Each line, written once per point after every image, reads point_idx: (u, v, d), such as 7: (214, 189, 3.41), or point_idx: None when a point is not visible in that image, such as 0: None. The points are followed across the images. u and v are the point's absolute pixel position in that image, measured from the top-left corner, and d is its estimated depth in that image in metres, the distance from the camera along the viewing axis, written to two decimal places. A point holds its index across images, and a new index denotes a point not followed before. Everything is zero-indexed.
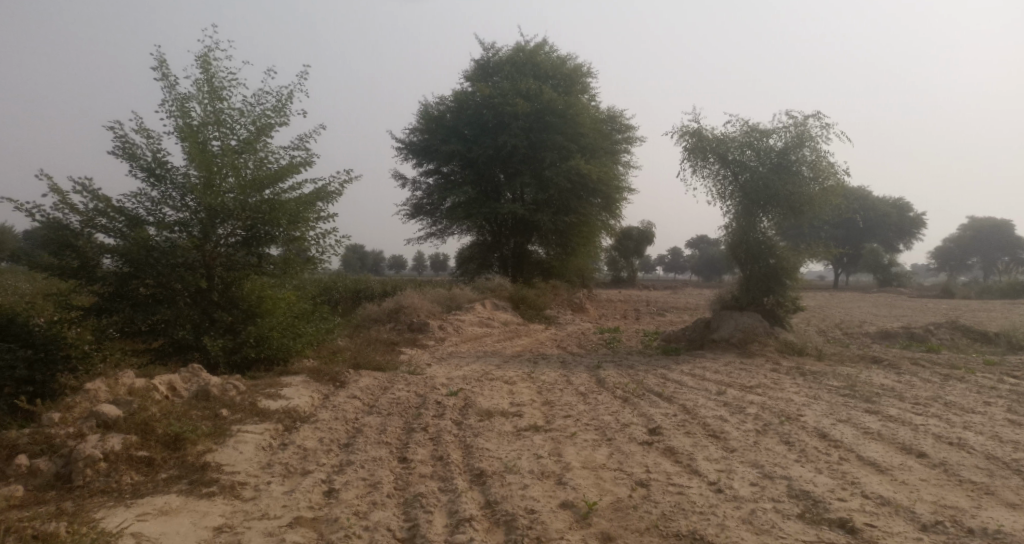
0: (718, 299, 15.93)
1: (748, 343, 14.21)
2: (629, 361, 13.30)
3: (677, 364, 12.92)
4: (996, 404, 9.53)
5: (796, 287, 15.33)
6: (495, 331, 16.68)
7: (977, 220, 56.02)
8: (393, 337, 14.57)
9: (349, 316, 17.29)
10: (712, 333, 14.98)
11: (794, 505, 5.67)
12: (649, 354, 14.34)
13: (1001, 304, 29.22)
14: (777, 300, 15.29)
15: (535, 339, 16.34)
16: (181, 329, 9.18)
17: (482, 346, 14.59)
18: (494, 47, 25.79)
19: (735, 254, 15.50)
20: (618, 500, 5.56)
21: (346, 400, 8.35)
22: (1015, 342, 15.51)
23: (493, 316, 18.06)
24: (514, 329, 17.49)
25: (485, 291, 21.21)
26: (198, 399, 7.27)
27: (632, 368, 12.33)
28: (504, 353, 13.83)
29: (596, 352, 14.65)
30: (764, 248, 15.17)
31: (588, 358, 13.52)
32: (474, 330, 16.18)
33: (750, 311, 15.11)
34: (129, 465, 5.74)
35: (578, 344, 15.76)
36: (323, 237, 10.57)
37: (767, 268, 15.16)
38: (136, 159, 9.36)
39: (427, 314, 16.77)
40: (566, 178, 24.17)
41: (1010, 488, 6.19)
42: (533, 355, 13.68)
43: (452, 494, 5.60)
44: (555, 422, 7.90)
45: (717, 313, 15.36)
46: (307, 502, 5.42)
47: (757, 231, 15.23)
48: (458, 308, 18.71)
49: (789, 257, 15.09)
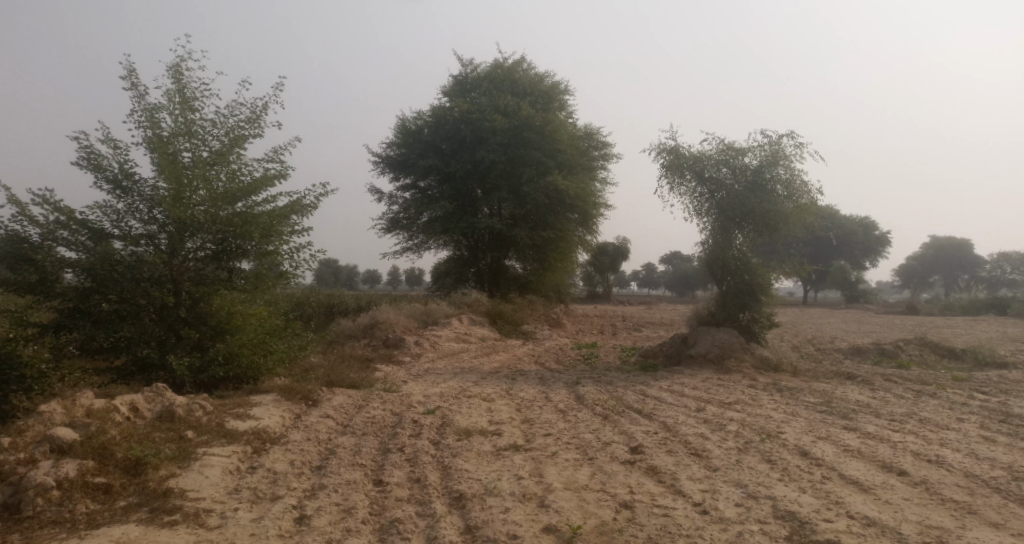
0: (694, 314, 15.92)
1: (725, 359, 14.14)
2: (605, 376, 13.15)
3: (656, 380, 12.80)
4: (969, 421, 9.52)
5: (772, 303, 15.34)
6: (471, 346, 16.47)
7: (939, 238, 57.05)
8: (367, 353, 14.28)
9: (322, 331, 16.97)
10: (688, 348, 14.91)
11: (780, 527, 5.53)
12: (628, 370, 14.22)
13: (962, 321, 29.62)
14: (754, 315, 15.25)
15: (513, 355, 16.15)
16: (146, 347, 8.85)
17: (458, 362, 14.37)
18: (471, 62, 25.75)
19: (712, 270, 15.49)
20: (602, 524, 5.37)
21: (319, 420, 8.08)
22: (983, 357, 15.65)
23: (469, 331, 17.85)
24: (491, 344, 17.27)
25: (461, 307, 21.00)
26: (162, 420, 6.98)
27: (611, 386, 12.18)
28: (480, 369, 13.61)
29: (574, 368, 14.49)
30: (740, 265, 15.17)
31: (567, 375, 13.34)
32: (450, 345, 15.94)
33: (726, 327, 15.06)
34: (85, 493, 5.43)
35: (556, 360, 15.59)
36: (297, 251, 10.31)
37: (744, 284, 15.14)
38: (101, 170, 9.05)
39: (402, 329, 16.53)
40: (543, 194, 24.10)
41: (993, 507, 6.11)
42: (511, 371, 13.51)
43: (430, 519, 5.38)
44: (535, 441, 7.71)
45: (694, 329, 15.29)
46: (276, 530, 5.15)
47: (733, 248, 15.23)
48: (434, 323, 18.47)
49: (765, 273, 15.10)
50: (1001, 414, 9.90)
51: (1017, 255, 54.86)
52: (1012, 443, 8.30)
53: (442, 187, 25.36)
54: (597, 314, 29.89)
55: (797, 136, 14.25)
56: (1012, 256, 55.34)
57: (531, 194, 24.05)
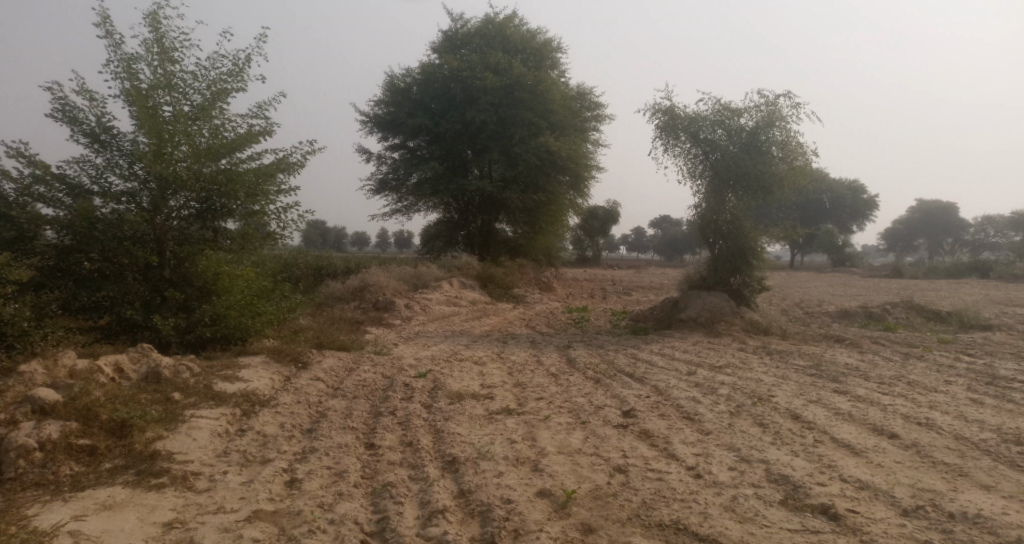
0: (686, 277, 15.88)
1: (715, 322, 14.12)
2: (595, 339, 13.12)
3: (647, 343, 12.77)
4: (956, 383, 9.54)
5: (763, 266, 15.30)
6: (462, 309, 16.39)
7: (924, 202, 57.13)
8: (355, 316, 14.14)
9: (311, 293, 16.80)
10: (678, 312, 14.90)
11: (774, 491, 5.51)
12: (619, 334, 14.19)
13: (945, 283, 29.78)
14: (743, 278, 15.21)
15: (504, 318, 16.09)
16: (129, 307, 8.71)
17: (448, 325, 14.29)
18: (462, 18, 25.20)
19: (704, 233, 15.41)
20: (597, 488, 5.34)
21: (309, 382, 7.98)
22: (969, 320, 15.72)
23: (460, 294, 17.72)
24: (481, 308, 17.17)
25: (452, 270, 20.86)
26: (148, 382, 6.86)
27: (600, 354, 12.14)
28: (471, 332, 13.54)
29: (565, 331, 14.45)
30: (733, 227, 15.05)
31: (559, 338, 13.29)
32: (440, 309, 15.82)
33: (717, 290, 15.05)
34: (69, 455, 5.33)
35: (548, 323, 15.54)
36: (284, 211, 10.11)
37: (737, 248, 15.06)
38: (77, 123, 8.76)
39: (392, 292, 16.41)
40: (534, 156, 23.80)
41: (984, 469, 6.11)
42: (501, 334, 13.46)
43: (423, 483, 5.32)
44: (527, 405, 7.65)
45: (685, 293, 15.25)
46: (267, 494, 5.08)
47: (726, 210, 15.11)
48: (424, 286, 18.34)
49: (758, 237, 15.03)
50: (988, 376, 9.93)
51: (999, 218, 55.21)
52: (999, 406, 8.32)
53: (432, 148, 25.05)
54: (585, 277, 29.88)
55: (794, 97, 14.03)
56: (996, 219, 55.72)
57: (522, 155, 23.78)
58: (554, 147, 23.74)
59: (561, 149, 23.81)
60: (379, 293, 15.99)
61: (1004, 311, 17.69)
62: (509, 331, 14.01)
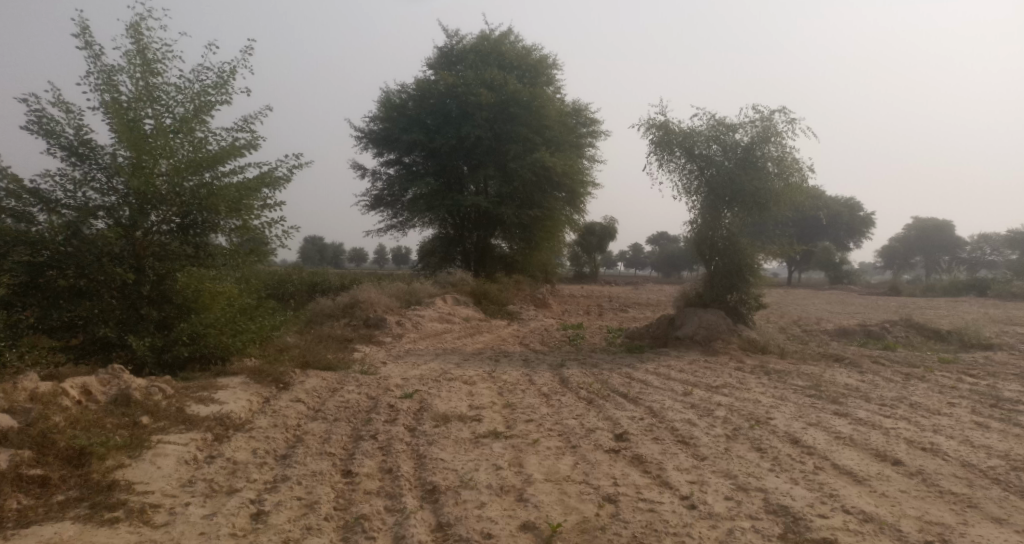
0: (682, 293, 15.61)
1: (712, 341, 13.86)
2: (587, 358, 12.85)
3: (642, 362, 12.52)
4: (960, 405, 9.26)
5: (760, 282, 15.08)
6: (454, 326, 16.09)
7: (921, 221, 56.94)
8: (340, 334, 13.83)
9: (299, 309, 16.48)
10: (671, 330, 14.71)
11: (772, 523, 5.23)
12: (614, 351, 13.91)
13: (944, 301, 29.44)
14: (738, 295, 14.98)
15: (497, 335, 15.82)
16: (104, 326, 8.44)
17: (439, 344, 14.00)
18: (457, 33, 25.14)
19: (701, 247, 15.19)
20: (584, 520, 5.06)
21: (289, 404, 7.69)
22: (970, 339, 15.45)
23: (452, 310, 17.41)
24: (475, 325, 16.86)
25: (446, 286, 20.60)
26: (117, 404, 6.58)
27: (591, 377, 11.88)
28: (462, 352, 13.27)
29: (559, 349, 14.15)
30: (730, 242, 14.85)
31: (553, 358, 12.99)
32: (431, 327, 15.49)
33: (714, 307, 14.83)
34: (18, 487, 5.03)
35: (540, 340, 15.29)
36: (269, 226, 9.87)
37: (734, 263, 14.81)
38: (54, 136, 8.53)
39: (384, 309, 16.11)
40: (530, 172, 23.69)
41: (994, 500, 5.83)
42: (494, 354, 13.21)
43: (399, 515, 5.04)
44: (515, 427, 7.36)
45: (682, 310, 15.04)
46: (229, 529, 4.79)
47: (723, 226, 14.89)
48: (417, 303, 18.02)
49: (755, 253, 14.81)
50: (992, 398, 9.66)
51: (996, 236, 55.04)
52: (1005, 429, 8.05)
53: (427, 164, 24.89)
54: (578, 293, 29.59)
55: (789, 112, 13.84)
56: (993, 236, 55.57)
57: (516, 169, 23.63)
58: (551, 162, 23.62)
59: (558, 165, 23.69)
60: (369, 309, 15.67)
61: (1006, 330, 17.42)
62: (501, 350, 13.73)
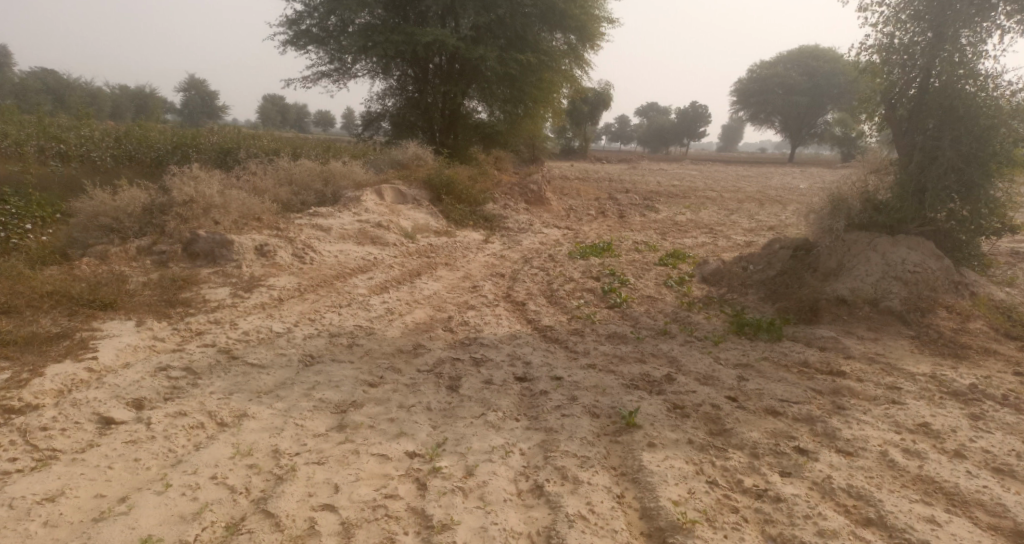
0: (831, 188, 7.54)
1: (987, 339, 5.55)
2: (704, 396, 4.60)
3: (875, 425, 4.30)
4: None
5: (1010, 190, 6.85)
6: (373, 254, 7.62)
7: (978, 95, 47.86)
8: (50, 296, 5.34)
9: (47, 203, 7.81)
10: (841, 282, 6.50)
11: None
12: (745, 343, 5.64)
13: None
14: (951, 210, 6.83)
15: (463, 275, 7.41)
16: None
17: (313, 320, 5.59)
18: None
19: (887, 90, 7.17)
20: None
21: None
22: None
23: (379, 211, 8.85)
24: (420, 244, 8.38)
25: (384, 162, 11.61)
26: None
27: (749, 506, 3.68)
28: (362, 362, 4.92)
29: (609, 346, 5.71)
30: (959, 82, 6.65)
31: (612, 392, 4.67)
32: (316, 261, 7.02)
33: (936, 247, 6.55)
34: None
35: (557, 291, 6.92)
36: None
37: (961, 135, 6.58)
38: None
39: (220, 210, 7.25)
40: (530, 18, 13.18)
41: None
42: (448, 371, 4.89)
43: None
44: None
45: (865, 249, 6.67)
46: None
47: (957, 43, 6.69)
48: (310, 195, 9.22)
49: (1020, 118, 6.49)
50: None
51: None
52: None
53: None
54: (580, 172, 20.96)
55: None
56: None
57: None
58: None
59: (583, 12, 13.31)
60: (180, 213, 7.08)
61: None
62: (469, 346, 5.38)
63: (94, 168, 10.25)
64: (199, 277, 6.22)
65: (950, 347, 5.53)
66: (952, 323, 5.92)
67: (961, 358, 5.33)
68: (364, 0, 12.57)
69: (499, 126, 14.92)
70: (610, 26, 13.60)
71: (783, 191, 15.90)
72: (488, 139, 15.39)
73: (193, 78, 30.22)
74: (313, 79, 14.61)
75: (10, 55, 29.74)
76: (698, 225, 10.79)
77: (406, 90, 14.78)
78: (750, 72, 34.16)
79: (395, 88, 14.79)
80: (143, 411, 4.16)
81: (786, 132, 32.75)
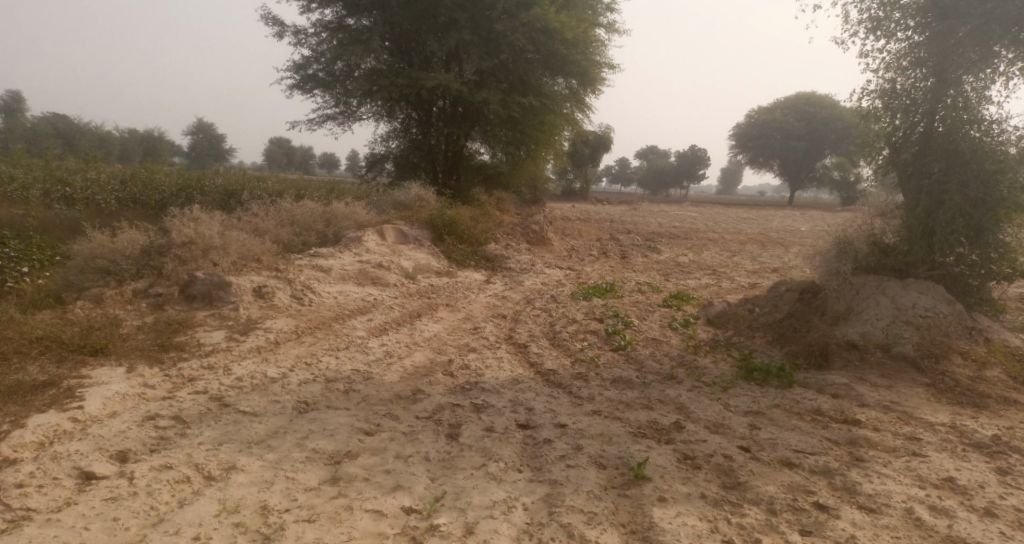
0: (835, 231, 7.41)
1: (1001, 390, 5.38)
2: (715, 446, 4.41)
3: (896, 479, 4.11)
4: None
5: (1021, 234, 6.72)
6: (372, 296, 7.48)
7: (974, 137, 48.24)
8: (40, 342, 5.20)
9: (47, 246, 7.72)
10: (851, 327, 6.33)
11: None
12: (755, 389, 5.46)
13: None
14: (961, 254, 6.67)
15: (464, 317, 7.26)
16: None
17: (309, 364, 5.42)
18: None
19: (890, 135, 7.13)
20: None
21: None
22: None
23: (380, 252, 8.74)
24: (421, 284, 8.25)
25: (386, 203, 11.55)
26: None
27: None
28: (358, 409, 4.74)
29: (615, 389, 5.53)
30: (964, 127, 6.62)
31: (619, 441, 4.49)
32: (315, 303, 6.88)
33: (944, 294, 6.44)
34: None
35: (559, 333, 6.75)
36: None
37: (969, 180, 6.49)
38: None
39: (218, 252, 7.15)
40: (533, 63, 13.24)
41: None
42: (448, 417, 4.70)
43: None
44: None
45: (875, 293, 6.55)
46: None
47: (960, 88, 6.62)
48: (311, 234, 9.12)
49: None
50: None
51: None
52: None
53: (365, 21, 13.33)
54: (580, 212, 20.97)
55: None
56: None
57: (506, 38, 12.66)
58: (571, 42, 13.04)
59: (585, 58, 13.38)
60: (178, 255, 6.96)
61: None
62: (469, 392, 5.19)
63: (97, 210, 10.22)
64: (194, 320, 6.07)
65: (968, 395, 5.34)
66: (968, 369, 5.74)
67: (981, 408, 5.14)
68: (370, 47, 12.64)
69: (501, 167, 15.12)
70: (611, 72, 13.70)
71: (786, 233, 15.79)
72: (490, 181, 15.47)
73: (201, 122, 30.52)
74: (318, 122, 14.66)
75: (23, 101, 30.11)
76: (702, 266, 10.68)
77: (409, 132, 14.84)
78: (748, 116, 34.50)
79: (399, 130, 14.83)
80: (127, 464, 3.98)
81: (785, 176, 32.83)
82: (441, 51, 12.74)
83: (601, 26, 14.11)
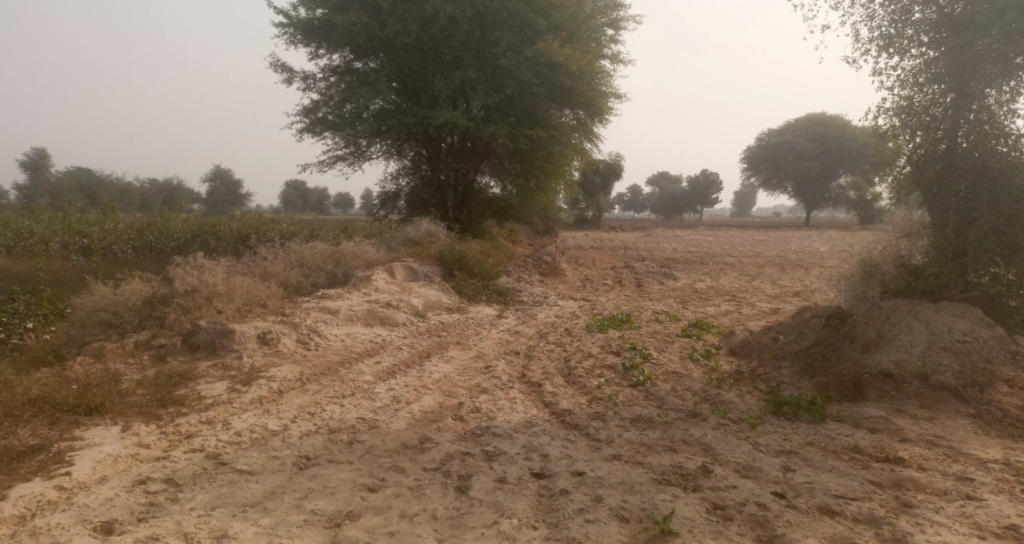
0: (859, 255, 7.08)
1: None
2: (747, 492, 4.09)
3: (950, 528, 3.77)
4: None
5: None
6: (381, 336, 7.24)
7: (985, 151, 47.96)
8: (33, 402, 4.98)
9: (56, 298, 7.60)
10: (884, 354, 5.99)
11: None
12: (786, 425, 5.12)
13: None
14: (997, 274, 6.31)
15: (475, 355, 6.99)
16: None
17: (312, 414, 5.14)
18: None
19: (911, 152, 6.84)
20: None
21: None
22: None
23: (389, 290, 8.51)
24: (431, 322, 7.99)
25: (396, 238, 11.37)
26: None
27: None
28: (363, 462, 4.46)
29: (637, 427, 5.22)
30: (990, 141, 6.31)
31: (642, 490, 4.17)
32: (322, 347, 6.63)
33: (979, 317, 6.10)
34: None
35: (575, 369, 6.46)
36: None
37: (1000, 196, 6.18)
38: None
39: (222, 298, 6.96)
40: (539, 96, 13.12)
41: None
42: (458, 468, 4.41)
43: None
44: None
45: (907, 318, 6.22)
46: None
47: (983, 102, 6.31)
48: (318, 273, 8.93)
49: None
50: None
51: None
52: None
53: (372, 63, 13.27)
54: (593, 240, 20.69)
55: None
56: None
57: (511, 73, 12.53)
58: (576, 74, 12.82)
59: (591, 89, 13.20)
60: (181, 303, 6.76)
61: None
62: (480, 438, 4.90)
63: (113, 260, 10.15)
64: (196, 371, 5.84)
65: (1016, 427, 4.98)
66: (1014, 398, 5.37)
67: None
68: (376, 88, 12.54)
69: (511, 200, 14.97)
70: (618, 102, 13.58)
71: (804, 254, 15.43)
72: (501, 213, 15.31)
73: (218, 167, 30.74)
74: (328, 163, 14.54)
75: (48, 157, 30.51)
76: (721, 292, 10.37)
77: (419, 169, 14.57)
78: (759, 140, 34.35)
79: (409, 168, 14.59)
80: (111, 538, 3.72)
81: (799, 197, 32.50)
82: (448, 89, 12.60)
83: (606, 57, 13.99)
